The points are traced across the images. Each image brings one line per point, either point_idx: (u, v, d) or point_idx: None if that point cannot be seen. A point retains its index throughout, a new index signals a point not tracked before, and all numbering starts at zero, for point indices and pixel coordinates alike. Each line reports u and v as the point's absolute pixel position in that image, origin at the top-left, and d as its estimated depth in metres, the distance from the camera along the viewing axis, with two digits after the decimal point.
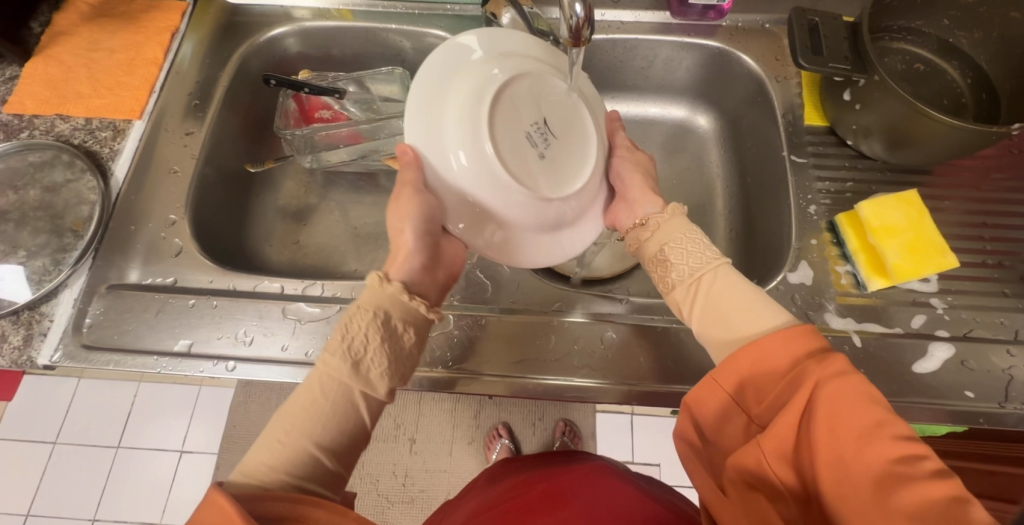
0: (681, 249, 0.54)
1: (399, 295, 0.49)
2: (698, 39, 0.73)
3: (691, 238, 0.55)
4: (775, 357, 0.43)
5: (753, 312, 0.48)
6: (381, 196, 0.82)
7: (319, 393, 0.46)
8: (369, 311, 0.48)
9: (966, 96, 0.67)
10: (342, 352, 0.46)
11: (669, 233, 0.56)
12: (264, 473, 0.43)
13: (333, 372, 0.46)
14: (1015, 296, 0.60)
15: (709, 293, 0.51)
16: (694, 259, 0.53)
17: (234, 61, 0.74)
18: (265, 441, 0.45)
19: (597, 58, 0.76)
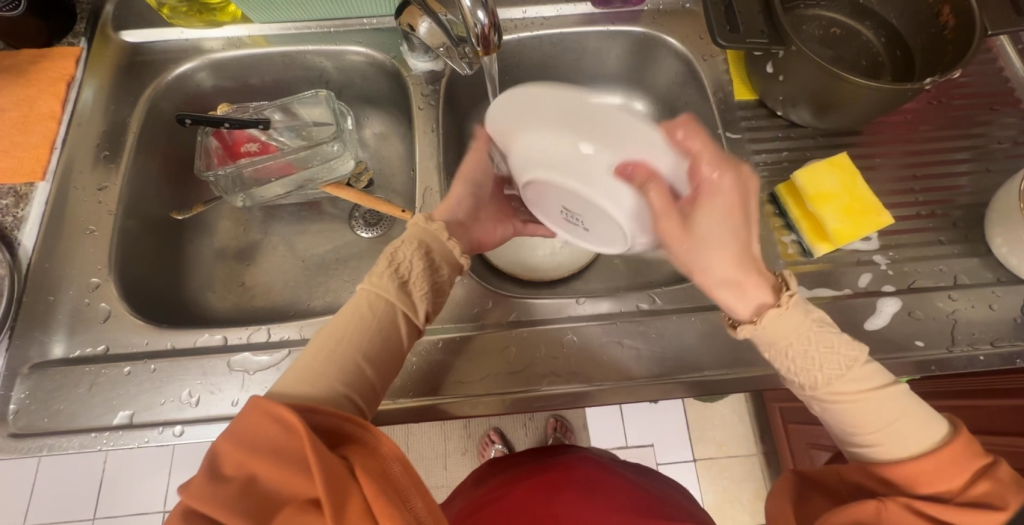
0: (806, 349, 0.47)
1: (440, 232, 0.53)
2: (623, 26, 0.73)
3: (825, 334, 0.47)
4: (938, 474, 0.43)
5: (910, 425, 0.45)
6: (326, 224, 0.79)
7: (368, 309, 0.48)
8: (412, 240, 0.52)
9: (881, 55, 0.69)
10: (390, 273, 0.50)
11: (783, 334, 0.48)
12: (312, 379, 0.45)
13: (379, 293, 0.49)
14: (950, 243, 0.62)
15: (852, 391, 0.46)
16: (824, 375, 0.47)
17: (142, 104, 0.69)
18: (312, 353, 0.47)
19: (526, 56, 0.75)
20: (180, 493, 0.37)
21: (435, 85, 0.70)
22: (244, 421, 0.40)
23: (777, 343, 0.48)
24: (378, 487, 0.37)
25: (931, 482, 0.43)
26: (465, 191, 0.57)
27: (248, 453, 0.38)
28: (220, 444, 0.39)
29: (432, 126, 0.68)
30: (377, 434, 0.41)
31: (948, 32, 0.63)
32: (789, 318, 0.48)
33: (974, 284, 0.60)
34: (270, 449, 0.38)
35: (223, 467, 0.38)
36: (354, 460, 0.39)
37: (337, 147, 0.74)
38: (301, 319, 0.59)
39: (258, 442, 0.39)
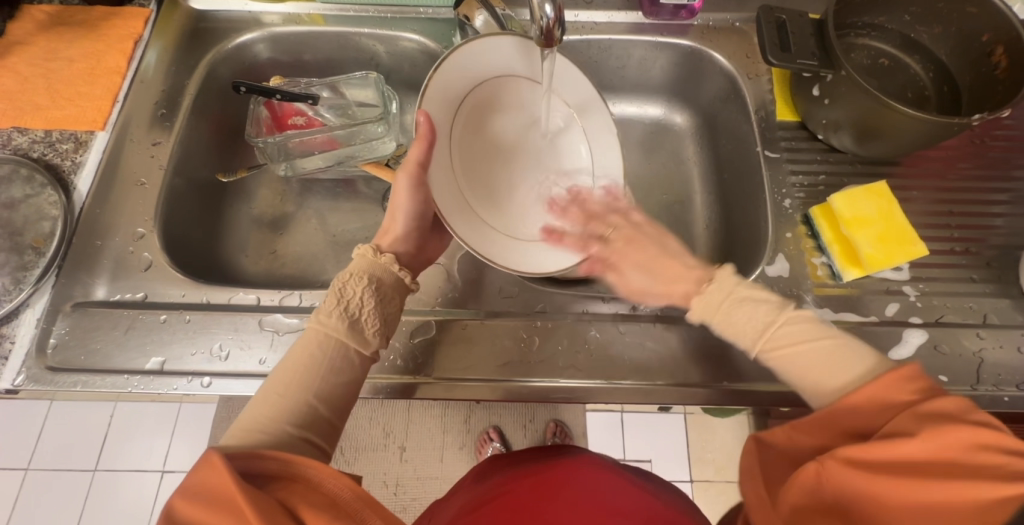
0: (741, 314, 0.51)
1: (389, 265, 0.55)
2: (671, 39, 0.74)
3: (743, 303, 0.52)
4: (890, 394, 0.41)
5: (840, 363, 0.46)
6: (361, 202, 0.81)
7: (315, 348, 0.49)
8: (361, 278, 0.53)
9: (928, 89, 0.69)
10: (339, 313, 0.50)
11: (716, 304, 0.53)
12: (261, 425, 0.44)
13: (329, 332, 0.50)
14: (982, 281, 0.62)
15: (776, 343, 0.49)
16: (754, 326, 0.51)
17: (201, 69, 0.72)
18: (259, 399, 0.46)
19: (572, 58, 0.76)
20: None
21: None
22: (190, 478, 0.37)
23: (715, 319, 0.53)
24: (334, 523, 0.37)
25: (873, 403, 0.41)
26: (403, 226, 0.58)
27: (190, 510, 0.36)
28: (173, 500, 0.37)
29: None
30: (318, 467, 0.40)
31: (999, 72, 0.63)
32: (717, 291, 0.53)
33: (1003, 325, 0.59)
34: (211, 503, 0.36)
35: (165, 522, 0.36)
36: (302, 506, 0.38)
37: (381, 128, 0.76)
38: None
39: (202, 496, 0.36)
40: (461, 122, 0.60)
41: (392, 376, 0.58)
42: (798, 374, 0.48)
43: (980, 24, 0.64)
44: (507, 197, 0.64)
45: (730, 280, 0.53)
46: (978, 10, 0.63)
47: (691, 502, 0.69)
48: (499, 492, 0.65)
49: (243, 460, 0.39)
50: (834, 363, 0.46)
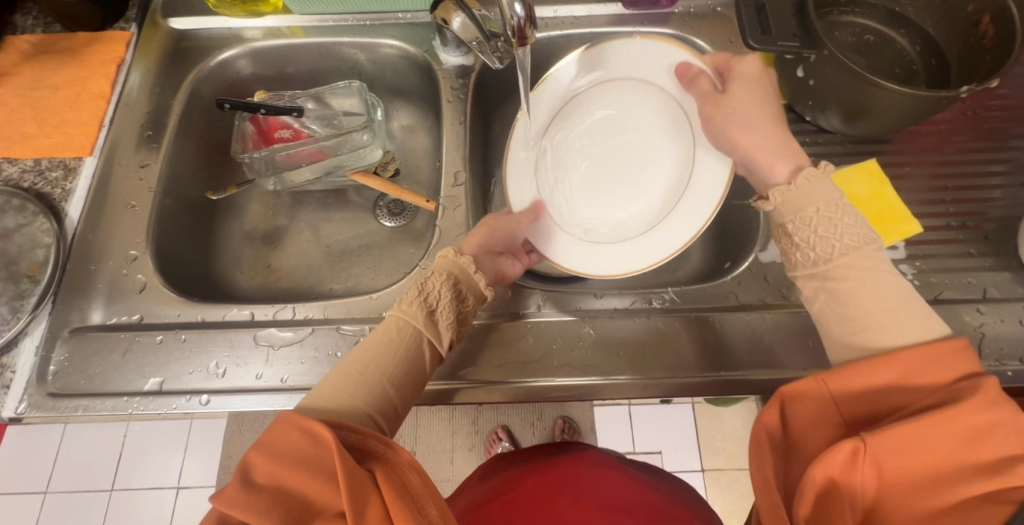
0: (834, 217, 0.49)
1: (469, 265, 0.56)
2: (653, 28, 0.73)
3: (833, 216, 0.49)
4: (930, 367, 0.41)
5: (907, 322, 0.44)
6: (352, 211, 0.81)
7: (395, 332, 0.51)
8: (443, 273, 0.55)
9: (916, 63, 0.68)
10: (418, 301, 0.53)
11: (810, 200, 0.50)
12: (338, 400, 0.47)
13: (409, 321, 0.52)
14: (980, 256, 0.61)
15: (843, 274, 0.48)
16: (829, 246, 0.48)
17: (184, 88, 0.72)
18: (337, 374, 0.49)
19: (555, 55, 0.76)
20: (212, 501, 0.39)
21: (464, 79, 0.72)
22: (278, 433, 0.41)
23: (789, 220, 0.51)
24: (398, 501, 0.39)
25: (923, 372, 0.40)
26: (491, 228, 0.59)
27: (281, 467, 0.40)
28: (253, 451, 0.41)
29: (460, 118, 0.70)
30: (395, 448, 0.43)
31: (986, 41, 0.62)
32: (821, 186, 0.51)
33: (1003, 298, 0.59)
34: (300, 458, 0.40)
35: (255, 476, 0.40)
36: (378, 475, 0.41)
37: (366, 136, 0.76)
38: (325, 300, 0.61)
39: (292, 456, 0.40)
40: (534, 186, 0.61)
41: None
42: (829, 302, 0.48)
43: None
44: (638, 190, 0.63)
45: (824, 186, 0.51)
46: None
47: (697, 494, 0.69)
48: (502, 490, 0.65)
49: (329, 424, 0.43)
50: (893, 323, 0.44)
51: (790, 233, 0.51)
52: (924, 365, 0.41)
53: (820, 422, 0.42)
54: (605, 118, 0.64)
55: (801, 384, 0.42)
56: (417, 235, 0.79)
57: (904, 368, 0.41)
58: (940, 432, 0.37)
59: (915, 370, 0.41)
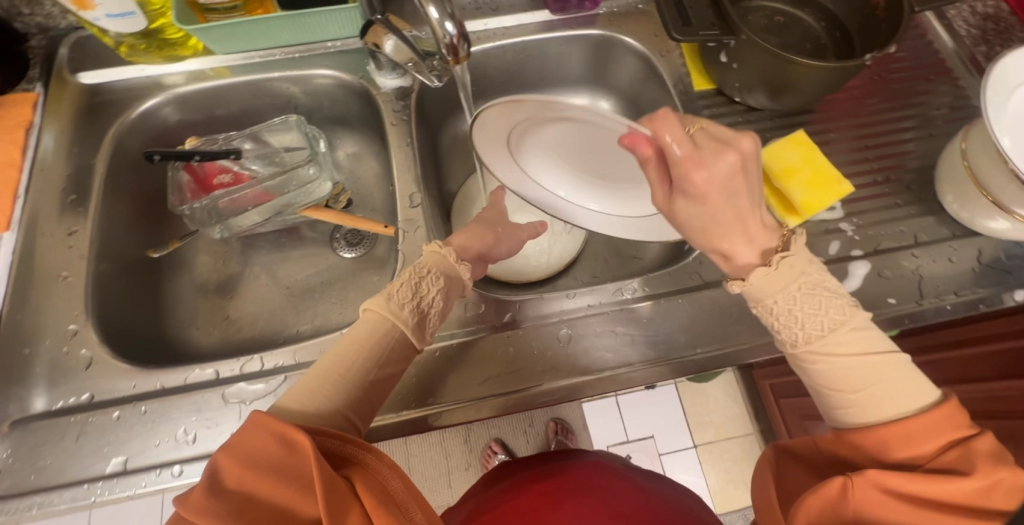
0: (795, 308, 0.46)
1: (460, 268, 0.55)
2: (581, 31, 0.75)
3: (814, 295, 0.45)
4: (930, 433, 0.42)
5: (901, 392, 0.43)
6: (309, 248, 0.78)
7: (387, 337, 0.48)
8: (438, 277, 0.52)
9: (823, 38, 0.73)
10: (412, 307, 0.50)
11: (767, 291, 0.46)
12: (318, 402, 0.44)
13: (398, 323, 0.49)
14: (907, 205, 0.66)
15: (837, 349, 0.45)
16: (813, 326, 0.45)
17: (106, 144, 0.68)
18: (317, 373, 0.46)
19: (491, 65, 0.77)
20: (176, 507, 0.36)
21: (405, 101, 0.71)
22: (241, 438, 0.39)
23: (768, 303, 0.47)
24: (380, 507, 0.39)
25: (920, 440, 0.42)
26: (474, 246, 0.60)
27: (251, 475, 0.38)
28: (216, 457, 0.38)
29: (408, 140, 0.70)
30: (375, 454, 0.42)
31: (879, 12, 0.67)
32: (782, 275, 0.46)
33: (932, 240, 0.64)
34: (272, 467, 0.38)
35: (223, 483, 0.38)
36: (359, 483, 0.40)
37: (312, 170, 0.75)
38: (294, 344, 0.59)
39: (262, 465, 0.38)
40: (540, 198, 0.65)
41: (379, 419, 0.57)
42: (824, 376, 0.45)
43: None
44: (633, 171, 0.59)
45: (803, 261, 0.47)
46: None
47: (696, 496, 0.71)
48: (503, 498, 0.65)
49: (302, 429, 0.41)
50: (886, 393, 0.44)
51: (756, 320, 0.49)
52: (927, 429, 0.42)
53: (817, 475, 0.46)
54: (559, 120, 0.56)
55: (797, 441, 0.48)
56: (381, 262, 0.77)
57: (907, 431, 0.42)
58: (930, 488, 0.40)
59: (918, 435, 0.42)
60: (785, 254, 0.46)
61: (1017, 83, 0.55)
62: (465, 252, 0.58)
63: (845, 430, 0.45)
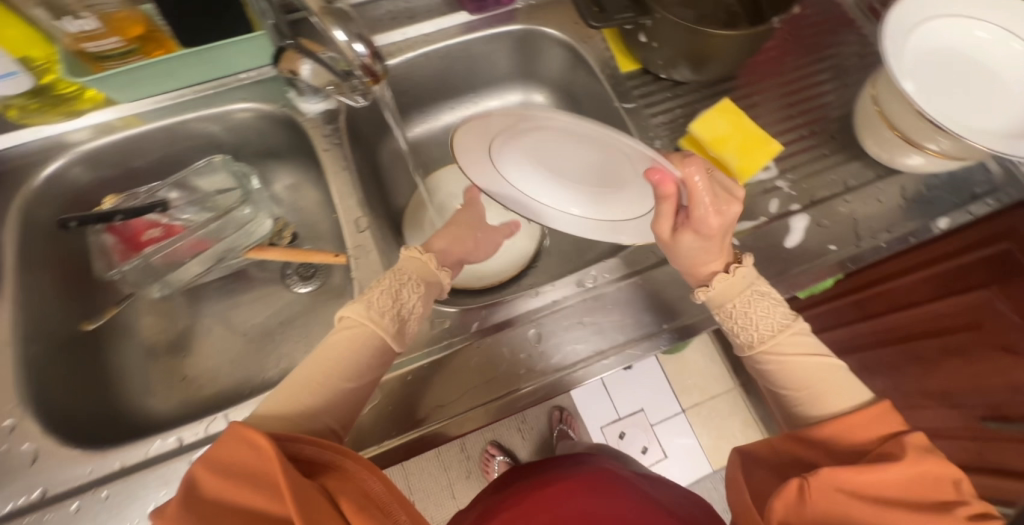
0: (750, 311, 0.53)
1: (436, 269, 0.57)
2: (502, 28, 0.75)
3: (762, 301, 0.54)
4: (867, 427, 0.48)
5: (840, 384, 0.50)
6: (261, 290, 0.75)
7: (366, 344, 0.50)
8: (418, 283, 0.54)
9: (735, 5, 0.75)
10: (390, 312, 0.52)
11: (726, 297, 0.55)
12: (298, 407, 0.47)
13: (377, 330, 0.50)
14: (834, 154, 0.70)
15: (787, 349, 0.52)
16: (763, 327, 0.53)
17: (11, 218, 0.62)
18: (303, 379, 0.48)
19: (418, 74, 0.76)
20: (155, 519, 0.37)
21: (335, 124, 0.69)
22: (219, 449, 0.40)
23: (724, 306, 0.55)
24: (362, 512, 0.39)
25: (858, 433, 0.48)
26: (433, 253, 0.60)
27: (227, 483, 0.38)
28: (194, 469, 0.39)
29: (343, 166, 0.67)
30: (354, 459, 0.43)
31: None
32: (733, 283, 0.55)
33: (861, 184, 0.67)
34: (247, 476, 0.39)
35: (200, 491, 0.38)
36: (338, 492, 0.40)
37: (248, 210, 0.73)
38: (258, 395, 0.56)
39: (238, 473, 0.39)
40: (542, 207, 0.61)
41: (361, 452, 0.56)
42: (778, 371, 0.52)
43: None
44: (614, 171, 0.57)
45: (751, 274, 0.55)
46: None
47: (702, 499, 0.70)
48: (511, 502, 0.65)
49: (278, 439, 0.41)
50: (827, 388, 0.50)
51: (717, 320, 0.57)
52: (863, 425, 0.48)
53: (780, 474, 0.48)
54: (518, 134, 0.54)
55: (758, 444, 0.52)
56: (340, 290, 0.75)
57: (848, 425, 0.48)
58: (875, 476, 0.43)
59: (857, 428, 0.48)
60: (740, 265, 0.55)
61: (914, 26, 0.58)
62: (445, 257, 0.61)
63: (794, 432, 0.50)
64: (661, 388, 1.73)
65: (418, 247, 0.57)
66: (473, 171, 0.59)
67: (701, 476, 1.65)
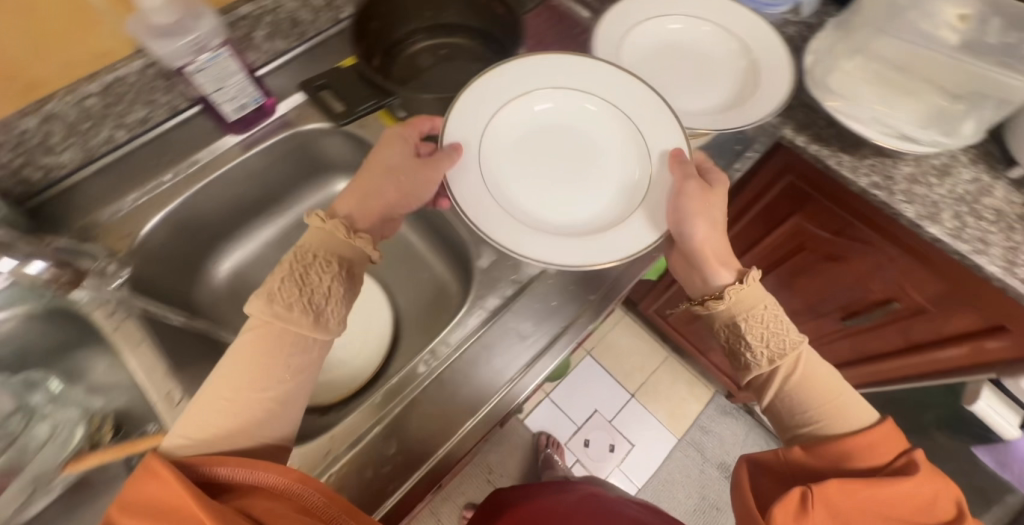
0: (769, 323, 0.58)
1: (349, 239, 0.55)
2: (268, 141, 0.74)
3: (776, 314, 0.58)
4: (881, 448, 0.54)
5: (851, 402, 0.57)
6: (101, 498, 0.65)
7: (276, 344, 0.50)
8: (327, 260, 0.53)
9: (485, 52, 0.76)
10: (302, 304, 0.51)
11: (751, 304, 0.58)
12: (212, 432, 0.48)
13: (292, 325, 0.50)
14: None
15: (803, 366, 0.58)
16: (780, 339, 0.57)
17: None
18: (212, 402, 0.49)
19: (203, 210, 0.74)
20: None
21: (120, 297, 0.64)
22: (129, 489, 0.42)
23: (747, 316, 0.58)
24: None
25: (872, 452, 0.54)
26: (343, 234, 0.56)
27: (141, 517, 0.41)
28: (110, 510, 0.42)
29: (139, 340, 0.61)
30: (282, 474, 0.46)
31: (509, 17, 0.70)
32: (749, 294, 0.58)
33: None
34: (157, 510, 0.41)
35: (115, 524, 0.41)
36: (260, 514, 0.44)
37: (48, 424, 0.65)
38: None
39: (149, 506, 0.41)
40: (502, 211, 0.58)
41: None
42: (797, 385, 0.57)
43: None
44: (584, 179, 0.63)
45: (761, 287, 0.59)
46: None
47: None
48: None
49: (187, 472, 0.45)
50: (841, 407, 0.56)
51: (736, 334, 0.58)
52: (880, 449, 0.54)
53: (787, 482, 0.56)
54: (560, 118, 0.65)
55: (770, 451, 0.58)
56: None
57: (864, 443, 0.54)
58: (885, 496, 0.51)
59: (870, 446, 0.54)
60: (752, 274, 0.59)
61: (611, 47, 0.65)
62: (360, 222, 0.57)
63: (809, 443, 0.56)
64: (605, 382, 1.76)
65: (318, 214, 0.55)
66: (450, 122, 0.60)
67: (671, 448, 1.70)
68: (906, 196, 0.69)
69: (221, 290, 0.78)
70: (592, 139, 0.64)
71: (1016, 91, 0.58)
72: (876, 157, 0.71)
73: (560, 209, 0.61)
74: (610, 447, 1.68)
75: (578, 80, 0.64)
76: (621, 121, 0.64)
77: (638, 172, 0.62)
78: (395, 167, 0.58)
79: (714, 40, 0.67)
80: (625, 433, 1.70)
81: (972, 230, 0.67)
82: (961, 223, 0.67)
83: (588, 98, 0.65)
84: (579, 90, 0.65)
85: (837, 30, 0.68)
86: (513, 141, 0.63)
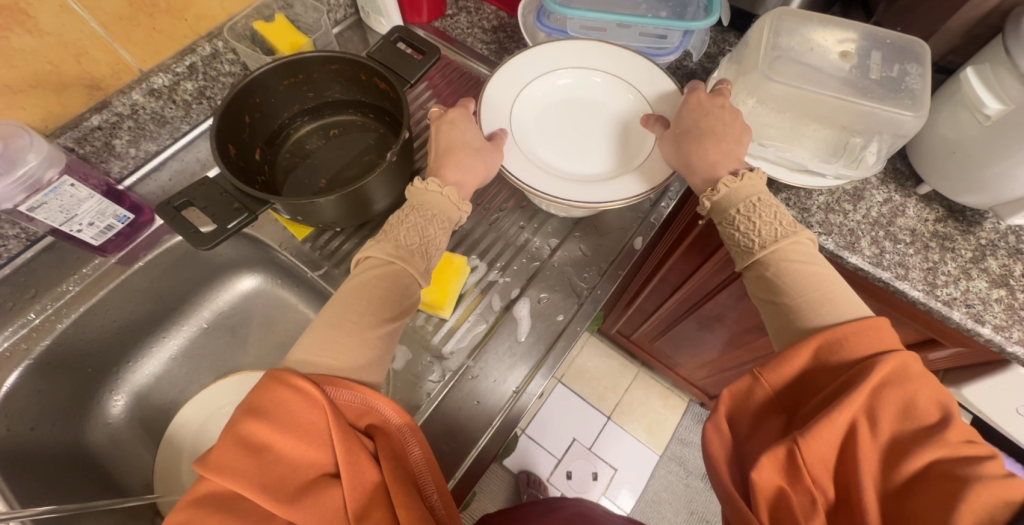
0: (751, 218, 0.53)
1: (458, 201, 0.57)
2: (153, 253, 0.69)
3: (763, 209, 0.53)
4: (859, 344, 0.45)
5: (847, 295, 0.50)
6: None
7: (391, 285, 0.51)
8: (444, 220, 0.56)
9: (379, 127, 0.72)
10: (417, 254, 0.53)
11: (730, 205, 0.55)
12: (322, 356, 0.47)
13: (407, 267, 0.52)
14: (529, 220, 0.70)
15: (789, 255, 0.52)
16: (771, 228, 0.53)
17: None
18: (330, 331, 0.48)
19: (81, 338, 0.67)
20: (201, 461, 0.40)
21: None
22: (263, 396, 0.42)
23: (726, 214, 0.55)
24: (410, 484, 0.43)
25: (852, 349, 0.45)
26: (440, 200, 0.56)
27: (271, 430, 0.41)
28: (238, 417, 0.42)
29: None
30: (396, 422, 0.46)
31: (392, 95, 0.66)
32: (737, 191, 0.55)
33: (562, 238, 0.69)
34: (296, 428, 0.41)
35: (246, 433, 0.41)
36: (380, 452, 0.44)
37: None
38: None
39: (285, 419, 0.41)
40: (524, 165, 0.60)
41: None
42: (788, 272, 0.51)
43: (349, 67, 0.66)
44: (600, 139, 0.64)
45: (751, 184, 0.55)
46: (337, 65, 0.65)
47: None
48: None
49: (329, 387, 0.44)
50: (835, 297, 0.49)
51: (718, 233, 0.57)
52: (859, 344, 0.45)
53: (760, 417, 0.48)
54: (574, 90, 0.66)
55: (740, 380, 0.50)
56: None
57: (833, 340, 0.46)
58: (860, 401, 0.42)
59: (844, 344, 0.46)
60: (749, 172, 0.55)
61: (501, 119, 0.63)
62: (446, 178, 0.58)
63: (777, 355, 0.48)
64: (580, 409, 1.68)
65: (438, 182, 0.57)
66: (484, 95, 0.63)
67: (654, 466, 1.61)
68: (823, 227, 0.67)
69: (121, 423, 0.71)
70: (602, 106, 0.66)
71: (907, 126, 0.58)
72: (789, 190, 0.70)
73: (574, 165, 0.62)
74: (593, 475, 1.59)
75: (585, 54, 0.66)
76: (626, 95, 0.66)
77: (642, 137, 0.64)
78: (455, 133, 0.59)
79: (605, 87, 0.66)
80: (607, 459, 1.61)
81: (891, 255, 0.66)
82: (879, 249, 0.66)
83: (593, 74, 0.66)
84: (588, 67, 0.66)
85: (732, 68, 0.67)
86: (531, 110, 0.65)
